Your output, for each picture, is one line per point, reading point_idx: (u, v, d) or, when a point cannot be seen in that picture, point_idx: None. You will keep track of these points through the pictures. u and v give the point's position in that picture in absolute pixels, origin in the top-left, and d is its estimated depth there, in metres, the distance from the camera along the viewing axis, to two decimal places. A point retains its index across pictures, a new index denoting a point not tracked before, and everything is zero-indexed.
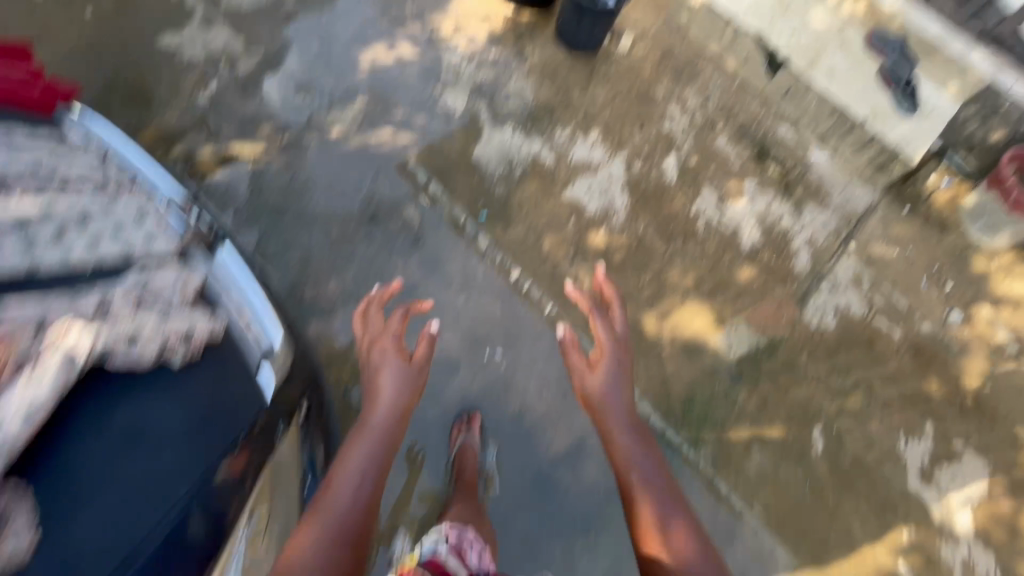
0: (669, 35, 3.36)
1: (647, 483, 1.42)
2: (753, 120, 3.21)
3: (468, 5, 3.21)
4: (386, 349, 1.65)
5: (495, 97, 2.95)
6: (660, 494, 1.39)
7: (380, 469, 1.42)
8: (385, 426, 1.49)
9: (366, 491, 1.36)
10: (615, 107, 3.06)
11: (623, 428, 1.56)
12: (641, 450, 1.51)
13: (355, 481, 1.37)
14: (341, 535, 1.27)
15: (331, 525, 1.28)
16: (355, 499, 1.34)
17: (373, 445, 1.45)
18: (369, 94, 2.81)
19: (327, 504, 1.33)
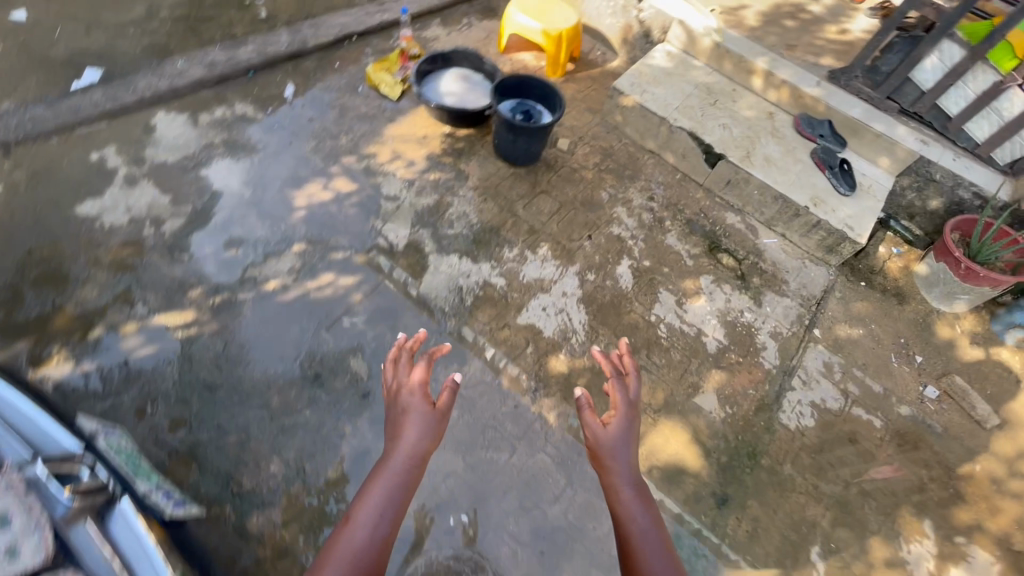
0: (606, 137, 3.43)
1: (648, 540, 1.52)
2: (699, 212, 3.23)
3: (403, 130, 3.21)
4: (411, 398, 1.72)
5: (438, 223, 2.89)
6: (657, 550, 1.49)
7: (395, 512, 1.52)
8: (404, 471, 1.57)
9: (379, 537, 1.45)
10: (561, 218, 3.04)
11: (627, 485, 1.63)
12: (645, 505, 1.60)
13: (372, 528, 1.46)
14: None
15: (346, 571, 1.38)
16: (369, 542, 1.44)
17: (391, 490, 1.53)
18: (306, 237, 2.71)
19: (343, 548, 1.43)
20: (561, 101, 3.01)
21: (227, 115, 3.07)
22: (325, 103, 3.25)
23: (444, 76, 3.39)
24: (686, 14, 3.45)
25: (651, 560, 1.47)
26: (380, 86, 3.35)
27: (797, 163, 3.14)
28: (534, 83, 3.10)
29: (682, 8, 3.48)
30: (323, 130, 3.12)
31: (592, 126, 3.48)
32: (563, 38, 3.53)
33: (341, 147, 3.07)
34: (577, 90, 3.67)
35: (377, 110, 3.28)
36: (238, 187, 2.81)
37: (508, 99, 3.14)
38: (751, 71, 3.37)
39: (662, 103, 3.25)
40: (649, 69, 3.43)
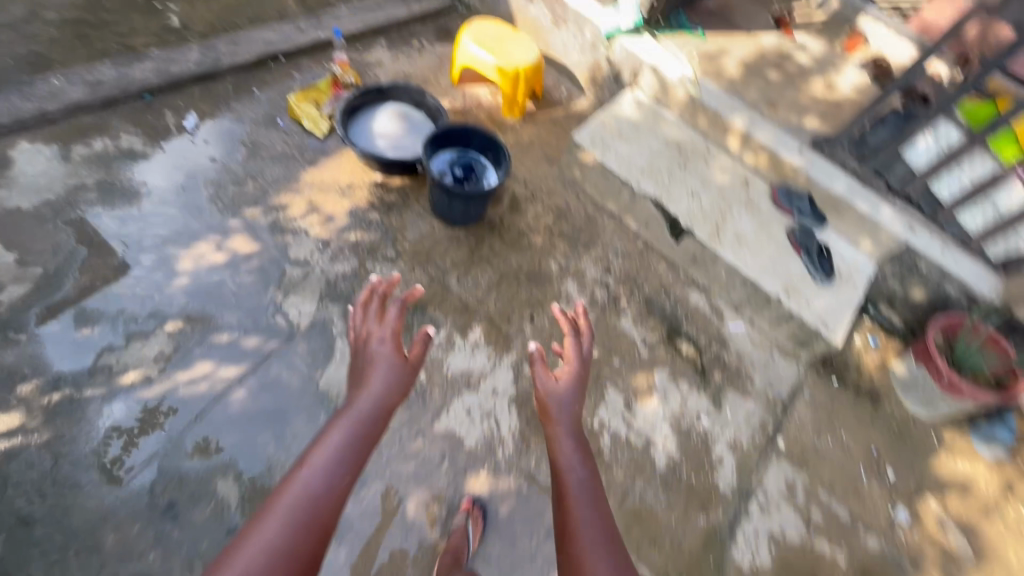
0: (563, 193, 3.02)
1: (587, 502, 1.46)
2: (661, 289, 2.86)
3: (325, 176, 2.75)
4: (381, 344, 1.63)
5: (352, 297, 2.45)
6: (593, 511, 1.43)
7: (356, 459, 1.36)
8: (364, 417, 1.44)
9: (332, 487, 1.27)
10: (500, 294, 2.62)
11: (569, 434, 1.64)
12: (589, 472, 1.54)
13: (324, 475, 1.29)
14: (295, 527, 1.19)
15: (281, 521, 1.19)
16: (318, 489, 1.26)
17: (349, 436, 1.39)
18: (184, 313, 2.25)
19: (287, 499, 1.23)
20: (508, 160, 2.58)
21: (106, 148, 2.56)
22: (233, 136, 2.76)
23: (381, 112, 2.93)
24: (659, 60, 3.06)
25: (589, 527, 1.39)
26: (303, 122, 2.86)
27: (771, 243, 2.78)
28: (479, 133, 2.66)
29: (656, 53, 3.09)
30: (226, 172, 2.64)
31: (548, 180, 3.05)
32: (522, 76, 3.10)
33: (246, 195, 2.60)
34: (534, 133, 3.25)
35: (295, 149, 2.80)
36: (106, 245, 2.32)
37: (447, 149, 2.70)
38: (729, 129, 2.99)
39: (626, 164, 2.87)
40: (615, 121, 3.03)
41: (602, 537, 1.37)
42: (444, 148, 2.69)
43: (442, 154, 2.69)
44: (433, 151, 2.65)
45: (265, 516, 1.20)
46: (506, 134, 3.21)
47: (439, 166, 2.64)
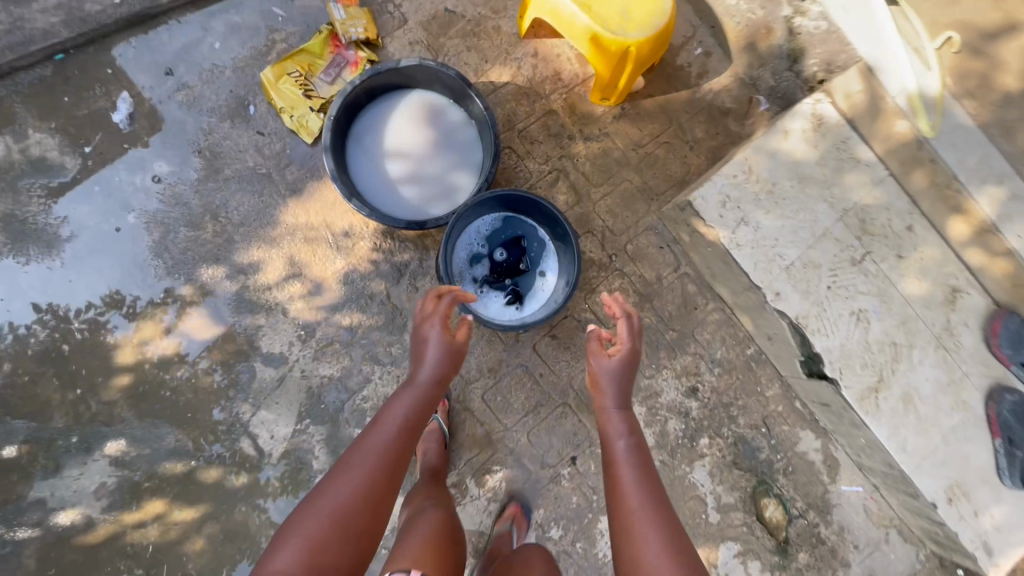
0: (656, 259, 2.06)
1: (642, 481, 1.17)
2: (761, 424, 2.09)
3: (314, 216, 1.91)
4: (430, 322, 1.32)
5: (340, 417, 1.87)
6: (651, 494, 1.14)
7: (405, 435, 1.14)
8: (419, 398, 1.22)
9: (384, 455, 1.08)
10: (536, 423, 1.96)
11: (615, 412, 1.34)
12: (639, 447, 1.26)
13: (370, 445, 1.09)
14: (351, 506, 0.99)
15: (341, 498, 0.99)
16: (364, 456, 1.07)
17: (399, 414, 1.17)
18: (127, 430, 1.77)
19: (345, 467, 1.05)
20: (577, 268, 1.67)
21: (12, 156, 1.81)
22: (185, 138, 1.88)
23: (403, 114, 1.90)
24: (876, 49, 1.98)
25: (641, 506, 1.11)
26: (281, 114, 1.89)
27: (954, 412, 1.84)
28: (538, 205, 1.70)
29: (876, 32, 1.98)
30: (175, 205, 1.85)
31: (638, 233, 2.06)
32: (631, 56, 1.84)
33: (202, 246, 1.85)
34: (632, 142, 2.09)
35: (273, 164, 1.91)
36: (28, 322, 1.78)
37: (487, 214, 1.78)
38: (959, 207, 1.86)
39: (768, 255, 1.80)
40: (769, 164, 1.83)
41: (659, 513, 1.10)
42: (482, 214, 1.76)
43: (477, 222, 1.78)
44: (462, 225, 1.74)
45: (320, 487, 1.01)
46: (589, 140, 2.07)
47: (469, 248, 1.77)
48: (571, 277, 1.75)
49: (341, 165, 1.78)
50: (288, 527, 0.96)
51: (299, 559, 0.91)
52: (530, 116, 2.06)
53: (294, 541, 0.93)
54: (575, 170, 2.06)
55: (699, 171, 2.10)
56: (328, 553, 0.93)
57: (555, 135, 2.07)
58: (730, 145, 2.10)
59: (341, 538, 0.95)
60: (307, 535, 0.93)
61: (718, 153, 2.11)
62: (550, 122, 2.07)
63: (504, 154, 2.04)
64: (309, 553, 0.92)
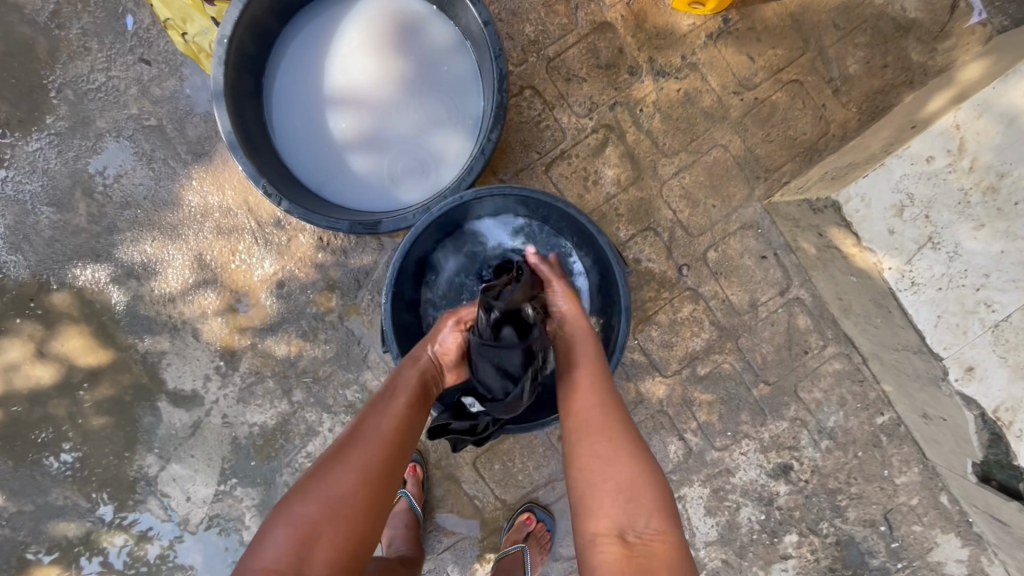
0: (752, 274, 1.31)
1: (602, 402, 0.82)
2: (882, 522, 1.41)
3: (231, 195, 1.28)
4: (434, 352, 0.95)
5: (276, 480, 1.35)
6: (606, 393, 0.84)
7: (415, 407, 0.85)
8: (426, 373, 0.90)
9: (385, 446, 0.76)
10: (549, 501, 1.38)
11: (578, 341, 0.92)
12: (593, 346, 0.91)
13: (378, 421, 0.79)
14: (346, 496, 0.69)
15: (335, 487, 0.70)
16: (365, 443, 0.75)
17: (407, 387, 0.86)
18: (3, 480, 1.34)
19: (342, 446, 0.75)
20: (619, 318, 1.05)
21: None
22: (36, 70, 1.25)
23: (356, 32, 1.17)
24: None
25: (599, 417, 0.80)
26: (171, 30, 1.19)
27: None
28: (561, 210, 1.06)
29: None
30: (31, 174, 1.27)
31: (728, 232, 1.30)
32: None
33: (74, 235, 1.28)
34: (735, 80, 1.28)
35: (166, 112, 1.25)
36: None
37: (483, 220, 1.14)
38: None
39: (966, 302, 1.03)
40: (1001, 136, 0.98)
41: (616, 424, 0.80)
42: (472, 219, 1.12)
43: (464, 232, 1.14)
44: (439, 237, 1.12)
45: (301, 492, 0.70)
46: (661, 76, 1.28)
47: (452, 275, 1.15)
48: (607, 328, 1.12)
49: (250, 124, 1.10)
50: (277, 511, 0.70)
51: (292, 552, 0.65)
52: (568, 35, 1.27)
53: (281, 530, 0.67)
54: (635, 127, 1.28)
55: (843, 131, 1.28)
56: (321, 549, 0.66)
57: (608, 68, 1.27)
58: (903, 85, 1.27)
59: (328, 538, 0.67)
60: (294, 529, 0.67)
61: (878, 100, 1.27)
62: (599, 45, 1.27)
63: (523, 98, 1.28)
64: (301, 553, 0.66)
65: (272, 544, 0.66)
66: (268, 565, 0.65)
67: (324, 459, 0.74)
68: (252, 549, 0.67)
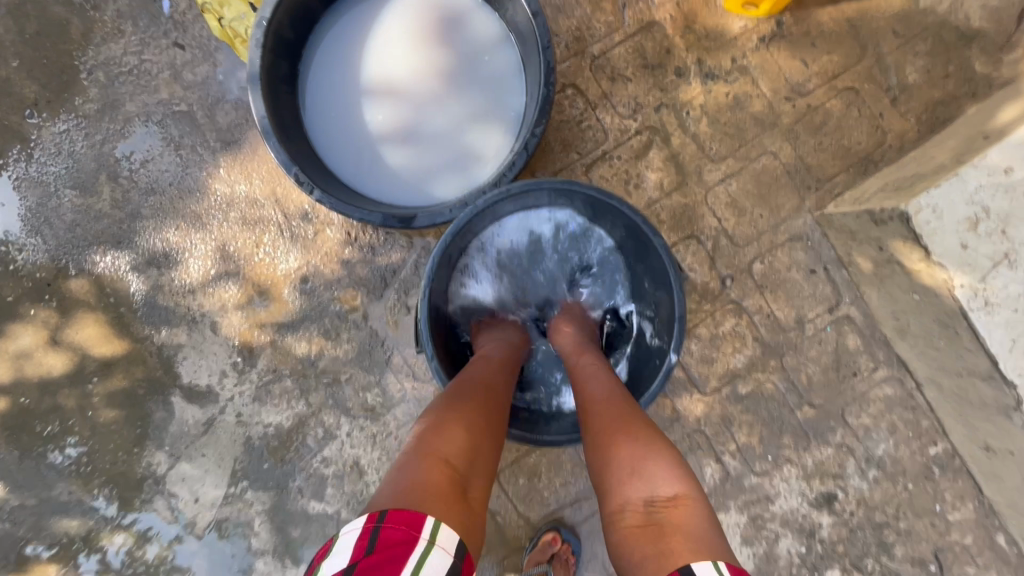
0: (800, 289, 1.24)
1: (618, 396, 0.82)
2: (932, 562, 1.31)
3: (258, 185, 1.24)
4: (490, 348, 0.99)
5: (289, 485, 1.29)
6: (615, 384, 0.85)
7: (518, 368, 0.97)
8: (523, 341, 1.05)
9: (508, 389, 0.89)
10: (574, 521, 1.30)
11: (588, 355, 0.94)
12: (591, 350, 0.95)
13: (495, 366, 0.91)
14: (494, 418, 0.80)
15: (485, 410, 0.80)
16: (497, 383, 0.87)
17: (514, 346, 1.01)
18: (7, 471, 1.29)
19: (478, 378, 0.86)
20: (671, 331, 0.98)
21: None
22: (69, 50, 1.22)
23: (409, 15, 1.13)
24: None
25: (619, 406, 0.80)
26: (207, 14, 1.16)
27: None
28: (617, 210, 1.00)
29: None
30: (55, 156, 1.23)
31: (776, 243, 1.23)
32: None
33: (96, 220, 1.24)
34: (788, 85, 1.22)
35: (198, 98, 1.22)
36: None
37: (536, 211, 1.09)
38: None
39: None
40: None
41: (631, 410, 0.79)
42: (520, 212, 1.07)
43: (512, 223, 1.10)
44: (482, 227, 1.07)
45: (456, 403, 0.78)
46: (710, 79, 1.22)
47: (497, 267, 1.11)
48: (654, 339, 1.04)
49: (284, 109, 1.06)
50: (440, 415, 0.75)
51: (465, 449, 0.71)
52: (615, 33, 1.22)
53: (453, 427, 0.73)
54: (681, 130, 1.23)
55: (901, 142, 1.21)
56: (481, 456, 0.74)
57: (655, 68, 1.22)
58: (966, 97, 1.21)
59: (483, 442, 0.75)
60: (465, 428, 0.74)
61: (939, 111, 1.21)
62: (647, 44, 1.22)
63: (564, 97, 1.23)
64: (468, 453, 0.72)
65: (446, 436, 0.71)
66: (444, 452, 0.69)
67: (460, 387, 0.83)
68: (420, 440, 0.71)
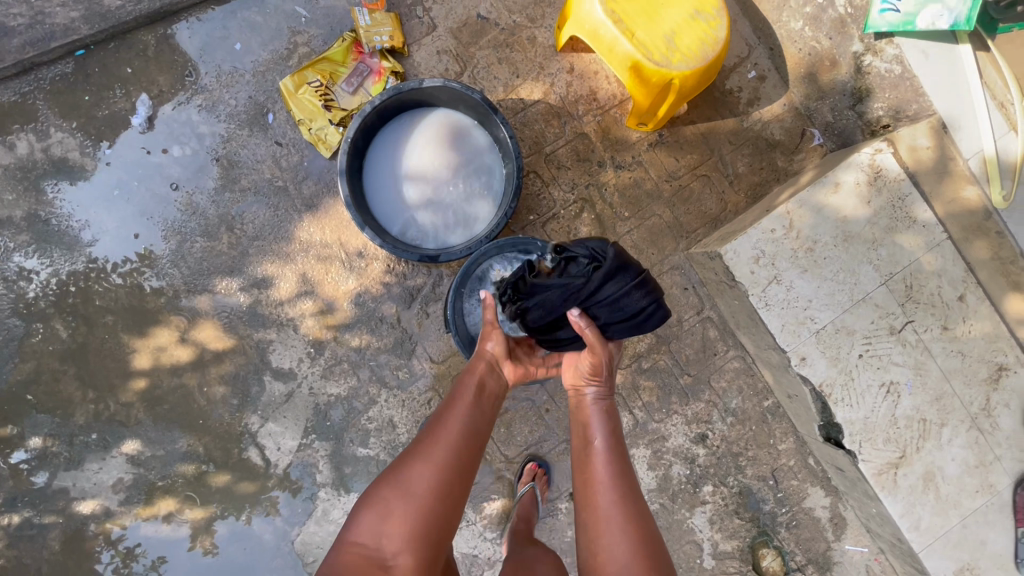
0: (678, 300, 1.96)
1: (615, 494, 1.22)
2: (771, 478, 2.01)
3: (329, 233, 1.88)
4: (501, 368, 1.47)
5: (344, 437, 1.89)
6: (623, 501, 1.21)
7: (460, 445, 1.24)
8: (479, 383, 1.39)
9: (449, 444, 1.22)
10: (538, 456, 1.95)
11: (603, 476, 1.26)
12: (609, 459, 1.29)
13: (438, 426, 1.26)
14: (422, 482, 1.14)
15: (412, 478, 1.14)
16: (436, 440, 1.23)
17: (462, 411, 1.31)
18: (146, 430, 1.86)
19: (420, 451, 1.19)
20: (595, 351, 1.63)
21: (33, 153, 1.83)
22: (203, 145, 1.86)
23: (470, 124, 1.84)
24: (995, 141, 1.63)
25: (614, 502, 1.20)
26: (301, 125, 1.84)
27: (978, 496, 1.72)
28: None
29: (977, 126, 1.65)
30: (191, 214, 1.86)
31: (662, 271, 1.96)
32: (673, 87, 1.69)
33: (216, 257, 1.86)
34: (666, 173, 1.97)
35: (290, 177, 1.87)
36: (48, 322, 1.84)
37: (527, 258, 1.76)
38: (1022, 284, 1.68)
39: (799, 317, 1.70)
40: (813, 219, 1.69)
41: (627, 516, 1.18)
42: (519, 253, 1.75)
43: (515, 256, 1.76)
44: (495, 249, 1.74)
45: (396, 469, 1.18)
46: (619, 168, 1.96)
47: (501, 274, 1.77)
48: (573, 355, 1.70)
49: (355, 188, 1.74)
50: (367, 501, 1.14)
51: (380, 523, 1.08)
52: (560, 139, 1.94)
53: (370, 511, 1.11)
54: (602, 200, 1.95)
55: (735, 209, 1.97)
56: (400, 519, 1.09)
57: (585, 161, 1.95)
58: (773, 181, 1.97)
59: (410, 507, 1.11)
60: (383, 507, 1.11)
61: (757, 189, 1.97)
62: (580, 146, 1.95)
63: (528, 179, 1.94)
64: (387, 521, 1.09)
65: (366, 519, 1.10)
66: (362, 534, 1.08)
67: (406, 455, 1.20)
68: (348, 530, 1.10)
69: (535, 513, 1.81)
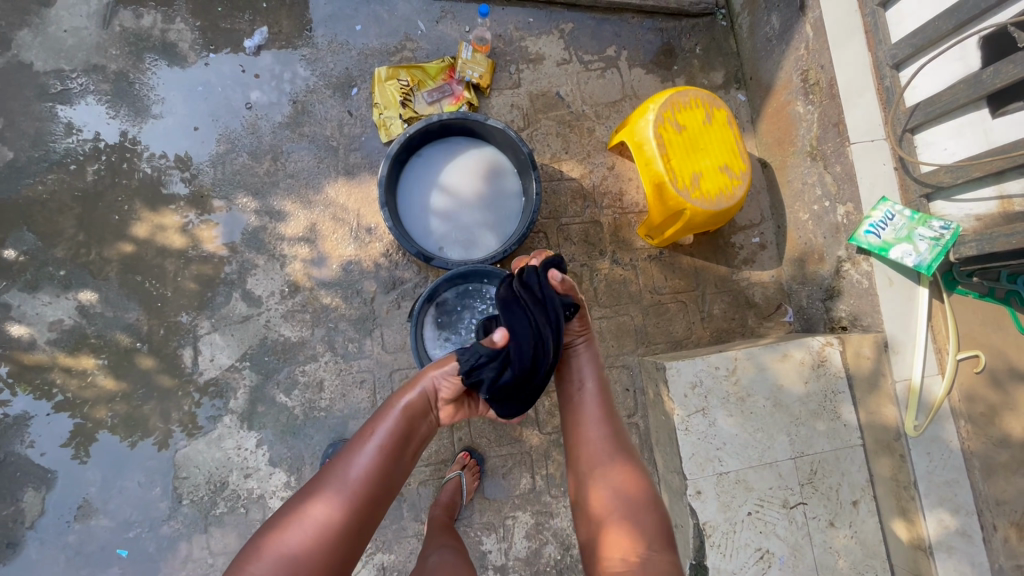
0: (617, 396, 2.10)
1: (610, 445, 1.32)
2: None
3: (352, 201, 2.08)
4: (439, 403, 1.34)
5: (272, 377, 1.97)
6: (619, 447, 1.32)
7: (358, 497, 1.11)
8: (406, 425, 1.24)
9: (347, 493, 1.11)
10: (432, 476, 2.00)
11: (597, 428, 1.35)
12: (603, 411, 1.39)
13: (337, 472, 1.14)
14: (296, 547, 1.02)
15: (286, 542, 1.02)
16: (331, 492, 1.10)
17: (372, 454, 1.18)
18: (108, 289, 1.96)
19: (303, 508, 1.07)
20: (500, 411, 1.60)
21: (152, 28, 2.08)
22: (289, 86, 2.11)
23: (512, 178, 2.07)
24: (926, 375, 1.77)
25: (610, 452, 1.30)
26: (374, 107, 2.10)
27: None
28: None
29: (913, 358, 1.79)
30: (250, 133, 2.07)
31: (614, 364, 2.11)
32: (683, 217, 1.92)
33: (250, 177, 2.05)
34: (653, 285, 2.17)
35: (345, 143, 2.10)
36: (81, 161, 2.00)
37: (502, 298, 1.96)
38: (907, 513, 1.77)
39: (708, 454, 1.81)
40: (753, 373, 1.86)
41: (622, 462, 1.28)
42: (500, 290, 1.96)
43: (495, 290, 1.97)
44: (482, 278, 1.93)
45: (274, 529, 1.05)
46: (617, 263, 2.17)
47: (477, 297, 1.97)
48: None
49: (393, 174, 1.93)
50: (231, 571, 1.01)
51: None
52: (577, 217, 2.17)
53: None
54: (589, 282, 2.14)
55: (698, 341, 2.16)
56: None
57: (590, 244, 2.17)
58: (739, 333, 2.18)
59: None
60: None
61: (722, 334, 2.17)
62: (591, 231, 2.17)
63: (536, 236, 2.14)
64: None
65: None
66: None
67: (289, 511, 1.08)
68: None
69: (458, 501, 1.88)
